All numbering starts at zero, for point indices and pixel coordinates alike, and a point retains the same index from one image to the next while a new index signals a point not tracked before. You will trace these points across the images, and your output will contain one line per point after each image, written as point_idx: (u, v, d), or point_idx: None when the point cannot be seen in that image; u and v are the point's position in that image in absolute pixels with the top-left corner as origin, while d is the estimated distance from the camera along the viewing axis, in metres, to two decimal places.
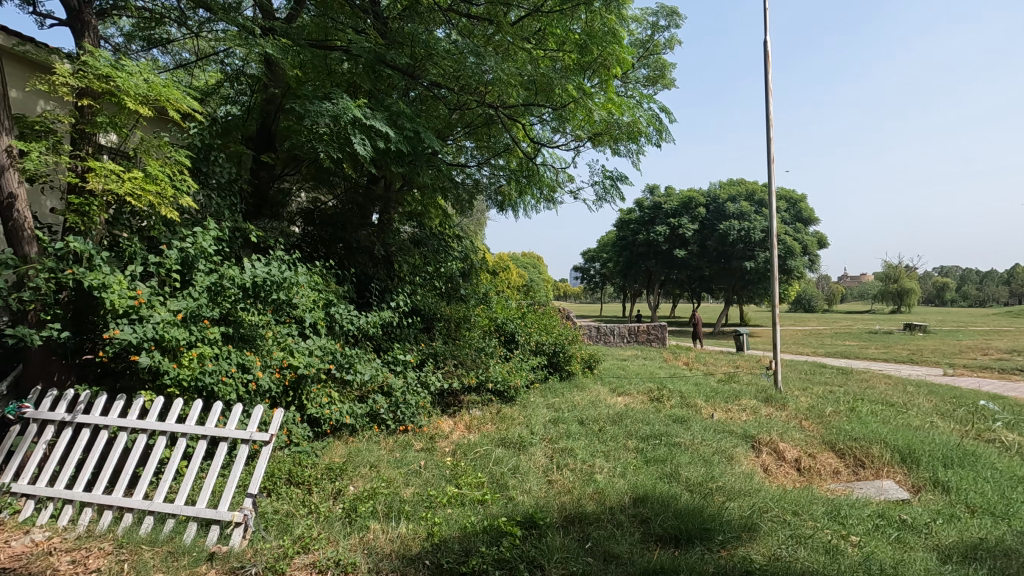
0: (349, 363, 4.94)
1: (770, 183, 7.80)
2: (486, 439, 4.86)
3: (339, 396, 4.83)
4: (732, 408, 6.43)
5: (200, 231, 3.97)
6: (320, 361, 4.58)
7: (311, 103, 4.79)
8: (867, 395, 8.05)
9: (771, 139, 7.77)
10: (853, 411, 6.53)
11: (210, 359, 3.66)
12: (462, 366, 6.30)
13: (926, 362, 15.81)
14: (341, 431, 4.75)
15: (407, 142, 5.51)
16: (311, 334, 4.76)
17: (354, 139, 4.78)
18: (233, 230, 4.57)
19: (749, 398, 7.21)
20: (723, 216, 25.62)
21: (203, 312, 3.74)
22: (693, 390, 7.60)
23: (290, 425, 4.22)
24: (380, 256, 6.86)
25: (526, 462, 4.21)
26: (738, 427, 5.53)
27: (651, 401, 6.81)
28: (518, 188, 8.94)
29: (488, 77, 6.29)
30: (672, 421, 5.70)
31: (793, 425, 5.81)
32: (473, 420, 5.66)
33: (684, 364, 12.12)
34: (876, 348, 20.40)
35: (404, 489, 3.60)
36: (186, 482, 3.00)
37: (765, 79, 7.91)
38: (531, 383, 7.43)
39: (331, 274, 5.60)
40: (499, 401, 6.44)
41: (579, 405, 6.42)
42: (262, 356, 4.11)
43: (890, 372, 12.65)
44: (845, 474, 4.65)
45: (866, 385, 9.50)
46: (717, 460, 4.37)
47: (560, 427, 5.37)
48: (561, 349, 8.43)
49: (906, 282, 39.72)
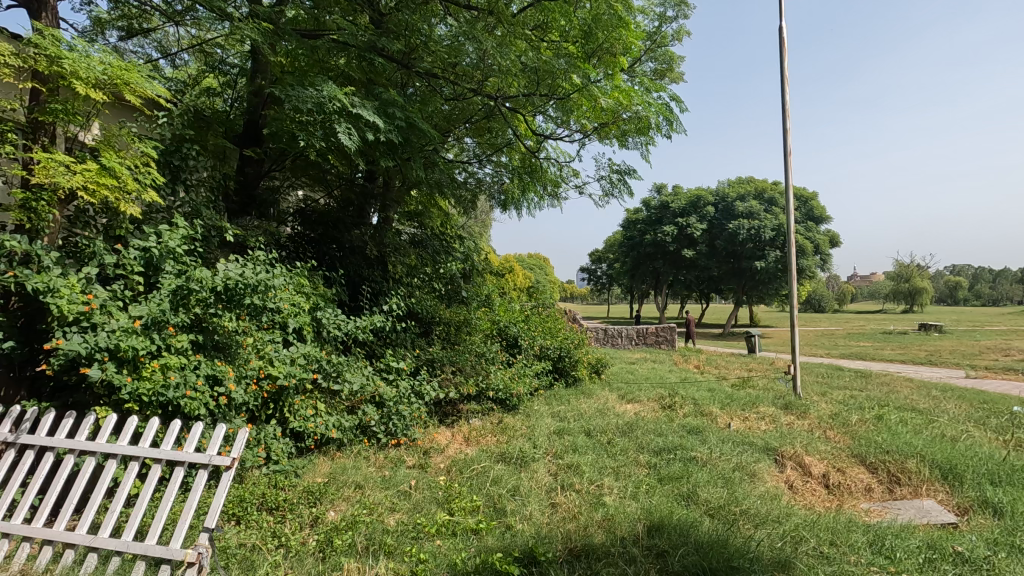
0: (337, 371, 4.60)
1: (787, 177, 7.36)
2: (485, 455, 4.48)
3: (326, 408, 4.48)
4: (750, 417, 6.01)
5: (166, 229, 3.63)
6: (304, 371, 4.23)
7: (293, 89, 4.44)
8: (893, 401, 7.58)
9: (787, 130, 7.34)
10: (880, 420, 6.09)
11: (175, 370, 3.31)
12: (460, 374, 5.93)
13: (946, 365, 15.25)
14: (326, 446, 4.39)
15: (399, 133, 5.15)
16: (294, 341, 4.42)
17: (340, 128, 4.42)
18: (210, 229, 4.25)
19: (767, 405, 6.78)
20: (732, 215, 25.13)
21: (167, 319, 3.39)
22: (707, 397, 7.17)
23: (269, 440, 3.87)
24: (374, 257, 6.49)
25: (527, 481, 3.82)
26: (759, 439, 5.11)
27: (663, 409, 6.40)
28: (521, 185, 8.58)
29: (487, 65, 5.92)
30: (687, 432, 5.29)
31: (817, 436, 5.38)
32: (472, 432, 5.28)
33: (695, 368, 11.69)
34: (892, 349, 19.82)
35: (390, 516, 3.23)
36: (137, 512, 2.64)
37: (781, 66, 7.48)
38: (535, 390, 7.04)
39: (320, 276, 5.26)
40: (501, 410, 6.05)
41: (586, 415, 6.02)
42: (237, 366, 3.77)
43: (911, 375, 12.13)
44: (879, 492, 4.24)
45: (890, 390, 9.02)
46: (738, 478, 3.96)
47: (566, 440, 4.97)
48: (567, 354, 7.99)
49: (920, 281, 38.98)
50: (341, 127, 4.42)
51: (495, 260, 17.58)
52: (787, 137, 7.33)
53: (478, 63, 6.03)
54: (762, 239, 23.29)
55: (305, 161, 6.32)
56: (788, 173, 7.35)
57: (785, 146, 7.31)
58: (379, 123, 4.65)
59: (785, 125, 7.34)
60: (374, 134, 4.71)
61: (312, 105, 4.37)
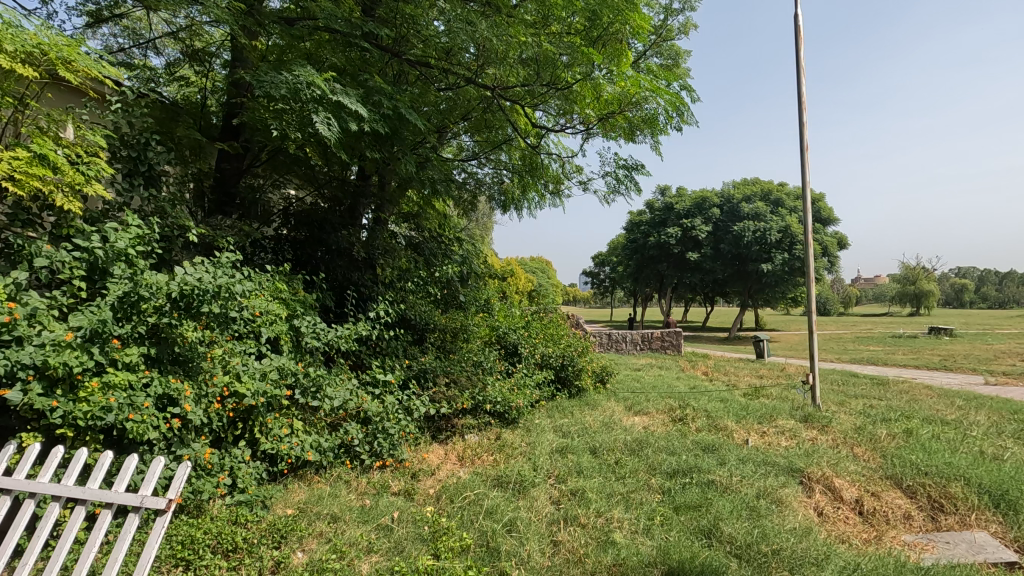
0: (316, 386, 4.16)
1: (803, 173, 6.91)
2: (480, 479, 4.02)
3: (303, 426, 4.05)
4: (770, 432, 5.54)
5: (114, 228, 3.21)
6: (274, 387, 3.77)
7: (265, 74, 4.02)
8: (919, 412, 7.10)
9: (804, 124, 6.91)
10: (910, 434, 5.62)
11: (119, 390, 2.87)
12: (455, 386, 5.47)
13: (961, 370, 14.76)
14: (302, 470, 3.95)
15: (385, 123, 4.72)
16: (268, 353, 3.99)
17: (318, 116, 3.99)
18: (172, 227, 3.81)
19: (786, 418, 6.31)
20: (738, 216, 24.68)
21: (111, 330, 2.96)
22: (720, 408, 6.71)
23: (235, 465, 3.45)
24: (360, 259, 6.02)
25: (525, 512, 3.38)
26: (782, 458, 4.65)
27: (674, 422, 5.94)
28: (521, 183, 8.16)
29: (483, 52, 5.50)
30: (702, 450, 4.83)
31: (844, 454, 4.92)
32: (468, 450, 4.83)
33: (703, 374, 11.24)
34: (904, 354, 19.26)
35: (366, 560, 2.79)
36: (52, 567, 2.24)
37: (797, 56, 7.05)
38: (536, 401, 6.59)
39: (300, 280, 4.83)
40: (500, 425, 5.60)
41: (591, 429, 5.56)
42: (197, 383, 3.34)
43: (928, 382, 11.65)
44: (920, 521, 3.79)
45: (912, 399, 8.53)
46: (765, 508, 3.50)
47: (570, 460, 4.52)
48: (570, 362, 7.51)
49: (927, 284, 38.43)
50: (319, 116, 3.98)
51: (495, 262, 17.13)
52: (804, 132, 6.90)
53: (474, 54, 5.71)
54: (769, 241, 22.91)
55: (288, 156, 5.87)
56: (804, 171, 6.91)
57: (802, 141, 6.88)
58: (362, 112, 4.21)
59: (801, 119, 6.90)
60: (357, 125, 4.28)
61: (286, 91, 3.94)
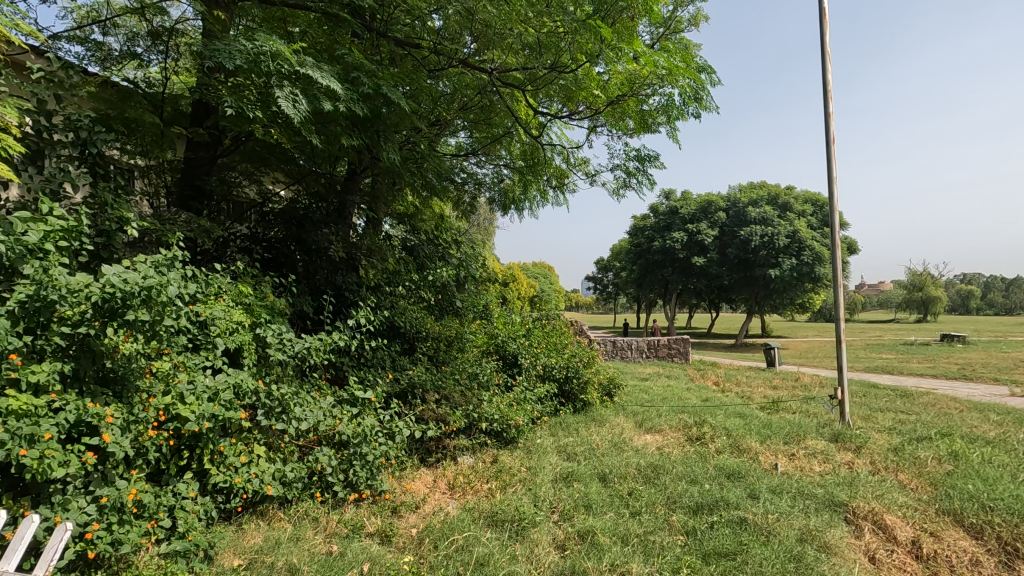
0: (282, 406, 3.58)
1: (829, 168, 6.34)
2: (471, 517, 3.43)
3: (266, 453, 3.49)
4: (800, 456, 4.93)
5: (24, 217, 2.65)
6: (228, 410, 3.19)
7: (223, 43, 3.49)
8: (958, 429, 6.48)
9: (829, 113, 6.35)
10: (958, 458, 5.00)
11: (15, 419, 2.29)
12: (446, 404, 4.88)
13: (983, 379, 14.11)
14: (262, 506, 3.39)
15: (365, 104, 4.18)
16: (225, 368, 3.42)
17: (281, 92, 3.47)
18: (109, 220, 3.29)
19: (814, 437, 5.70)
20: (745, 220, 24.13)
21: (10, 343, 2.38)
22: (739, 425, 6.11)
23: (178, 502, 2.90)
24: (342, 260, 5.44)
25: (524, 565, 2.80)
26: (819, 488, 4.06)
27: (691, 442, 5.34)
28: (522, 180, 7.60)
29: (479, 29, 4.96)
30: (727, 478, 4.23)
31: (889, 482, 4.32)
32: (460, 477, 4.26)
33: (715, 385, 10.63)
34: (920, 362, 18.60)
35: None
36: None
37: (822, 41, 6.49)
38: (537, 418, 5.99)
39: (269, 284, 4.27)
40: (497, 446, 5.03)
41: (599, 451, 4.97)
42: (127, 406, 2.77)
43: (954, 394, 10.99)
44: (993, 568, 3.20)
45: (944, 414, 7.90)
46: (813, 558, 2.91)
47: (576, 491, 3.93)
48: (575, 374, 6.92)
49: (936, 290, 37.79)
50: (282, 91, 3.46)
51: (495, 265, 16.63)
52: (830, 123, 6.33)
53: (473, 45, 5.35)
54: (777, 246, 22.30)
55: (264, 146, 5.31)
56: (831, 166, 6.34)
57: (828, 133, 6.31)
58: (336, 89, 3.68)
59: (827, 109, 6.34)
60: (331, 105, 3.74)
61: (244, 61, 3.44)
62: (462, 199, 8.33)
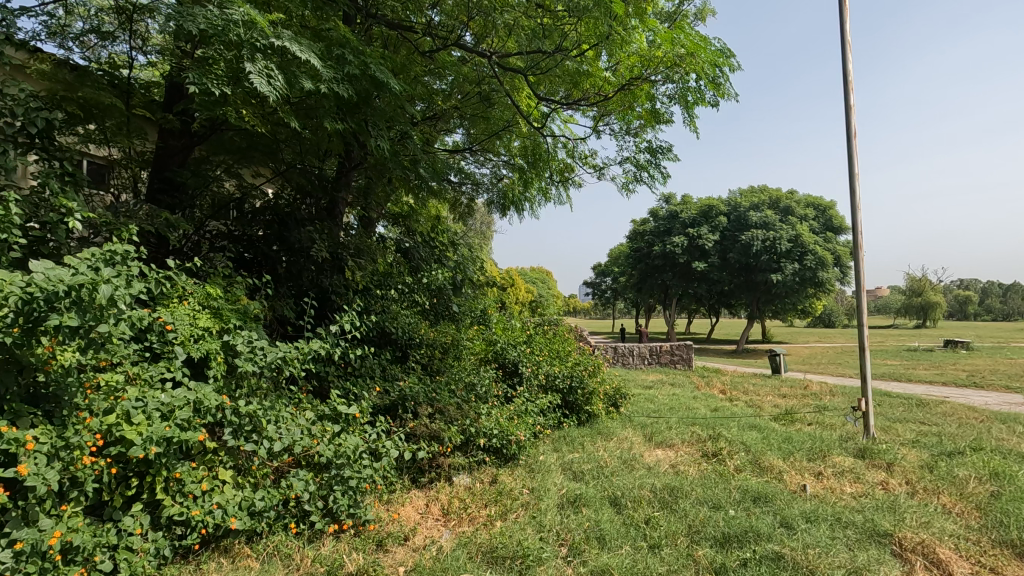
0: (252, 425, 3.14)
1: (850, 164, 5.95)
2: (467, 553, 2.99)
3: (232, 479, 3.05)
4: (829, 476, 4.50)
5: None
6: (188, 430, 2.77)
7: (188, 9, 3.06)
8: (989, 443, 6.07)
9: (851, 106, 5.96)
10: (1000, 478, 4.57)
11: None
12: (441, 418, 4.44)
13: (994, 387, 13.72)
14: (226, 541, 2.96)
15: (350, 85, 3.77)
16: (185, 381, 2.98)
17: (253, 66, 3.04)
18: (50, 210, 2.86)
19: (839, 453, 5.28)
20: (746, 225, 23.81)
21: None
22: (756, 438, 5.69)
23: (123, 541, 2.46)
24: (327, 260, 5.00)
25: None
26: (856, 514, 3.64)
27: (707, 459, 4.92)
28: (522, 179, 7.20)
29: (477, 9, 4.55)
30: (753, 503, 3.80)
31: (931, 506, 3.90)
32: (456, 501, 3.82)
33: (721, 394, 10.21)
34: (926, 368, 18.21)
35: None
36: None
37: (842, 29, 6.12)
38: (539, 431, 5.56)
39: (242, 286, 3.84)
40: (496, 463, 4.59)
41: (608, 469, 4.53)
42: (56, 429, 2.32)
43: (970, 402, 10.58)
44: None
45: (968, 425, 7.48)
46: None
47: (585, 519, 3.50)
48: (579, 384, 6.49)
49: (935, 295, 37.56)
50: (254, 64, 3.04)
51: (492, 269, 16.23)
52: (851, 116, 5.94)
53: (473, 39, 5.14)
54: (778, 250, 21.95)
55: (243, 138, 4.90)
56: (852, 162, 5.94)
57: (849, 127, 5.91)
58: (317, 65, 3.27)
59: (847, 102, 5.95)
60: (312, 84, 3.32)
61: (210, 30, 3.02)
62: (459, 200, 7.90)
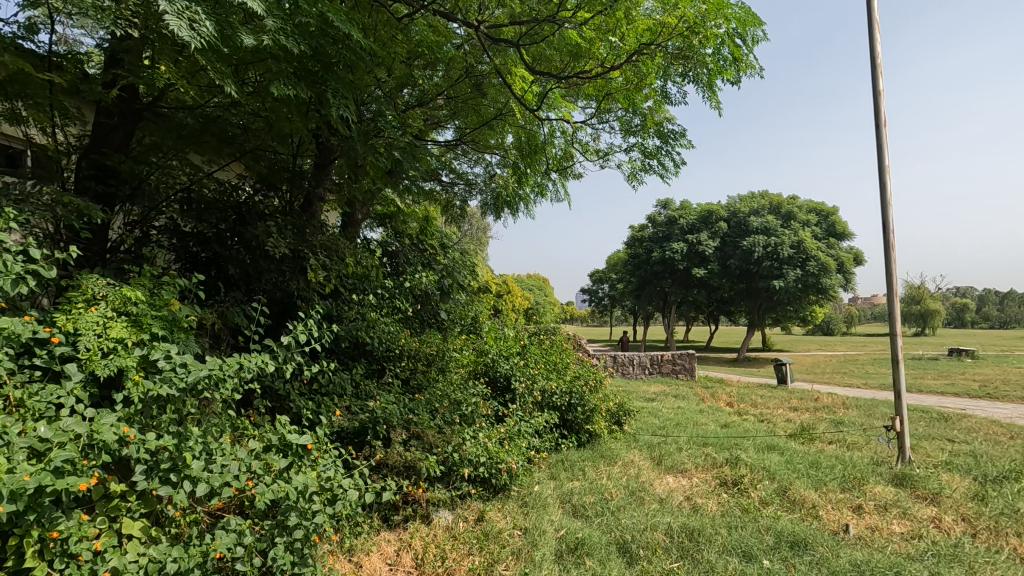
0: (169, 463, 2.47)
1: (881, 155, 5.35)
2: None
3: (141, 536, 2.37)
4: (872, 512, 3.86)
5: None
6: (68, 476, 2.06)
7: None
8: None
9: (880, 91, 5.38)
10: None
11: None
12: (419, 445, 3.80)
13: (1012, 398, 13.08)
14: None
15: (306, 47, 3.16)
16: (80, 411, 2.31)
17: (170, 5, 2.44)
18: None
19: (876, 481, 4.63)
20: (748, 231, 23.29)
21: None
22: (779, 462, 5.05)
23: None
24: (288, 260, 4.40)
25: None
26: (916, 565, 3.00)
27: (727, 490, 4.27)
28: (517, 175, 6.58)
29: None
30: (789, 550, 3.16)
31: (1002, 553, 3.25)
32: (432, 550, 3.15)
33: (729, 407, 9.57)
34: (936, 378, 17.57)
35: None
36: None
37: (868, 7, 5.57)
38: (534, 456, 4.91)
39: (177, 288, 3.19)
40: (484, 497, 3.94)
41: (614, 503, 3.87)
42: None
43: (993, 416, 9.94)
44: None
45: (1005, 444, 6.82)
46: None
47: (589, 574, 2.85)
48: (579, 401, 5.84)
49: (936, 303, 37.11)
50: (170, 2, 2.44)
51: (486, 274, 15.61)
52: (880, 102, 5.36)
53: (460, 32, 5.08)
54: (780, 256, 21.43)
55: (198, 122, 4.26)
56: (883, 152, 5.34)
57: (878, 114, 5.32)
58: (257, 11, 2.66)
59: (876, 86, 5.37)
60: (252, 37, 2.71)
61: None
62: (450, 202, 7.31)
